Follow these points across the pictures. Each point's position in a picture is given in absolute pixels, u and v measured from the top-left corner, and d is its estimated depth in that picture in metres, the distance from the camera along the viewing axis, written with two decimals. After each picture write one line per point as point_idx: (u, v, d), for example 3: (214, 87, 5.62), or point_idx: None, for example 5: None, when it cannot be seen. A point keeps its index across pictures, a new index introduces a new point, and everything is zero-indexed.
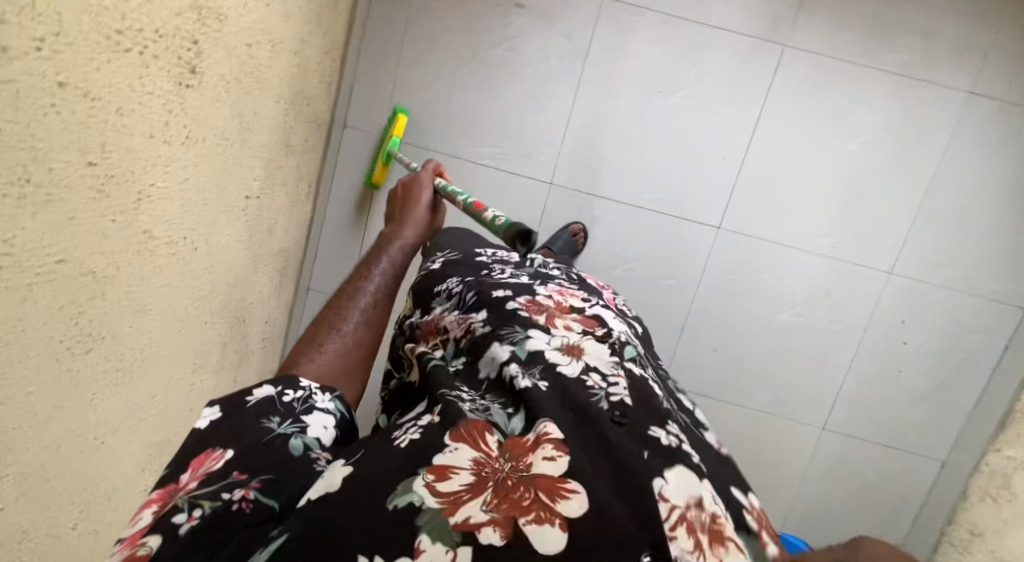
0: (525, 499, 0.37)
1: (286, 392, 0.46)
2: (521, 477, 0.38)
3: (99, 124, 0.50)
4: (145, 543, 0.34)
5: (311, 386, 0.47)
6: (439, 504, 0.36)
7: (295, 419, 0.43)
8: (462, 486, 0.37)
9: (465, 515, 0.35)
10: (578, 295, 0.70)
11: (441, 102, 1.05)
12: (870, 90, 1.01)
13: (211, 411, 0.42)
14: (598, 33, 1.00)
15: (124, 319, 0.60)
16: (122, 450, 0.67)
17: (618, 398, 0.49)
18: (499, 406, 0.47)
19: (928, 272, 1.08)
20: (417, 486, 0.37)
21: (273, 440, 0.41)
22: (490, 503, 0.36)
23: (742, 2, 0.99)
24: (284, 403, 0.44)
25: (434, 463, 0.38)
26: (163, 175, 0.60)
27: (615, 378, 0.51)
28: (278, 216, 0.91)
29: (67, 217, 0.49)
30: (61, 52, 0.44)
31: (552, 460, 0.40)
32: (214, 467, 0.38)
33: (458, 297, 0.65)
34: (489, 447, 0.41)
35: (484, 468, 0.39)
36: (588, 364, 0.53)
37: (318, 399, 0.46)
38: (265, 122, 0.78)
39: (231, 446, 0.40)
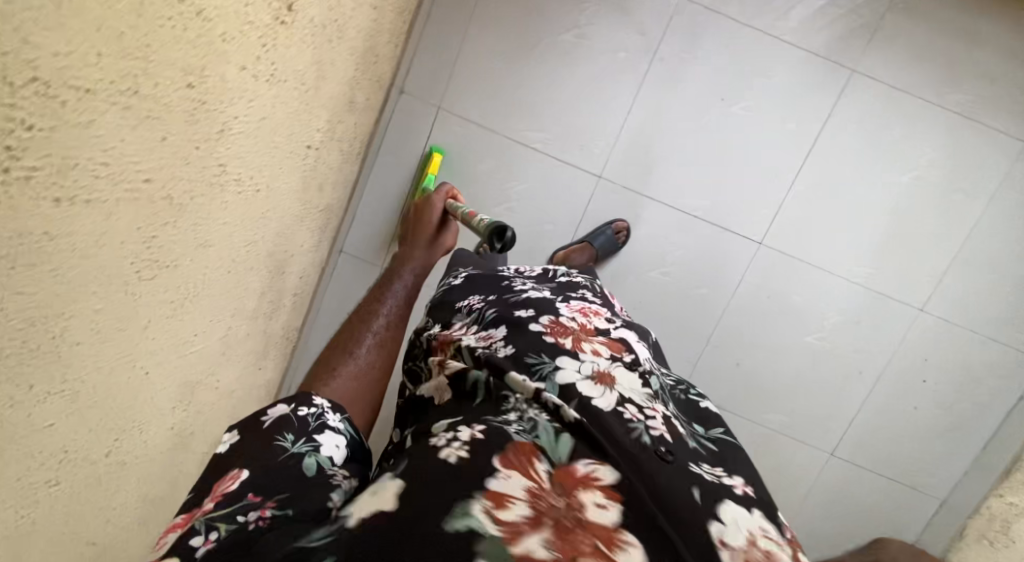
0: (586, 543, 0.39)
1: (300, 409, 0.50)
2: (576, 518, 0.41)
3: (206, 42, 0.48)
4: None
5: (324, 405, 0.52)
6: (500, 532, 0.37)
7: (308, 437, 0.47)
8: (522, 517, 0.39)
9: (527, 548, 0.37)
10: (597, 316, 0.74)
11: (501, 81, 1.04)
12: (929, 124, 1.02)
13: (230, 436, 0.47)
14: (668, 34, 1.00)
15: (187, 251, 0.59)
16: (160, 385, 0.66)
17: (656, 432, 0.54)
18: (544, 429, 0.50)
19: (957, 313, 1.09)
20: (478, 511, 0.38)
21: (288, 459, 0.44)
22: (552, 541, 0.38)
23: (815, 21, 0.99)
24: (300, 420, 0.48)
25: (491, 490, 0.40)
26: (246, 109, 0.59)
27: (651, 412, 0.56)
28: (330, 173, 0.90)
29: (161, 136, 0.48)
30: None
31: (605, 508, 0.43)
32: (230, 487, 0.42)
33: (478, 313, 0.69)
34: (541, 481, 0.43)
35: (541, 502, 0.41)
36: (622, 395, 0.57)
37: (329, 418, 0.51)
38: (338, 74, 0.77)
39: (248, 467, 0.43)
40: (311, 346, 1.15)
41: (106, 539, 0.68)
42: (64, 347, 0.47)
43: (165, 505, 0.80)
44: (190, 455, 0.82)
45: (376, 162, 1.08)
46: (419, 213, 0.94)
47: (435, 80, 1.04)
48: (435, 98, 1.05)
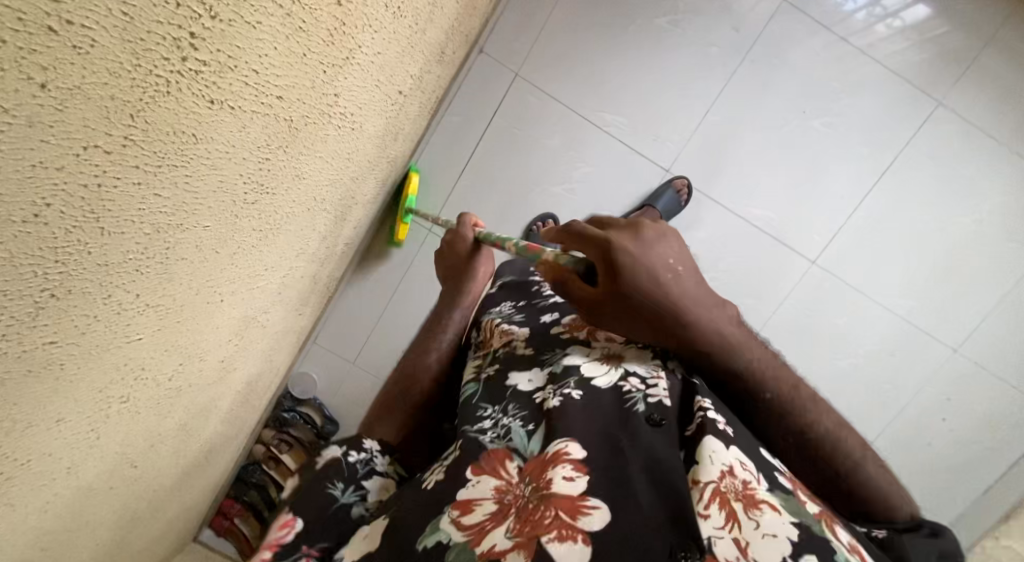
0: (545, 517, 0.37)
1: (350, 452, 0.47)
2: (541, 496, 0.39)
3: None
4: None
5: (373, 448, 0.48)
6: (464, 537, 0.38)
7: (358, 485, 0.45)
8: (487, 516, 0.39)
9: (490, 543, 0.37)
10: None
11: (587, 57, 1.01)
12: (1000, 168, 1.01)
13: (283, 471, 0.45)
14: (765, 35, 0.99)
15: (286, 180, 0.56)
16: (226, 317, 0.63)
17: (657, 398, 0.46)
18: (519, 424, 0.47)
19: (988, 360, 1.08)
20: (445, 522, 0.39)
21: (338, 510, 0.43)
22: (513, 529, 0.37)
23: (911, 46, 0.98)
24: (349, 467, 0.45)
25: (459, 499, 0.40)
26: (370, 40, 0.56)
27: (655, 379, 0.48)
28: (406, 124, 0.87)
29: (303, 53, 0.45)
30: None
31: (571, 479, 0.39)
32: (285, 537, 0.40)
33: (508, 314, 0.69)
34: (509, 475, 0.42)
35: (507, 496, 0.40)
36: (627, 369, 0.50)
37: (378, 463, 0.48)
38: (443, 20, 0.74)
39: (301, 514, 0.41)
40: (348, 295, 1.16)
41: (145, 465, 0.65)
42: (172, 259, 0.44)
43: (196, 438, 0.78)
44: (226, 391, 0.80)
45: (444, 121, 1.04)
46: (449, 245, 0.87)
47: (518, 44, 1.01)
48: (515, 63, 1.01)
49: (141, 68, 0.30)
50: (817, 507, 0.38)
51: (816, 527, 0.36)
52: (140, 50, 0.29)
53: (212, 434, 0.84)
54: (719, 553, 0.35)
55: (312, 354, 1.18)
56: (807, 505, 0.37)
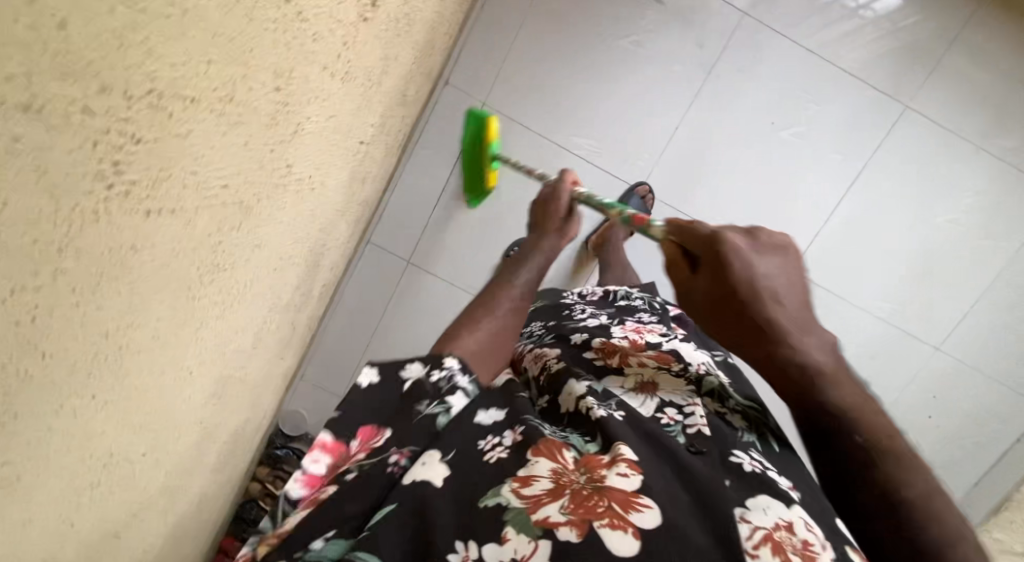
0: (599, 506, 0.43)
1: (433, 370, 0.51)
2: (596, 487, 0.45)
3: (296, 42, 0.45)
4: (325, 492, 0.45)
5: (455, 367, 0.52)
6: (523, 504, 0.44)
7: (441, 399, 0.50)
8: (544, 491, 0.45)
9: (545, 515, 0.43)
10: (655, 331, 0.83)
11: (554, 82, 1.01)
12: (975, 167, 1.00)
13: (371, 370, 0.51)
14: (730, 48, 0.98)
15: (244, 253, 0.56)
16: (198, 384, 0.64)
17: (694, 428, 0.57)
18: (578, 434, 0.54)
19: (972, 356, 1.08)
20: (505, 490, 0.45)
21: (422, 418, 0.48)
22: (567, 507, 0.43)
23: (876, 51, 0.97)
24: (433, 385, 0.50)
25: (519, 474, 0.46)
26: (319, 109, 0.56)
27: (691, 410, 0.60)
28: (374, 166, 0.87)
29: (244, 141, 0.45)
30: None
31: (626, 476, 0.46)
32: (376, 442, 0.48)
33: (541, 336, 0.85)
34: (565, 461, 0.47)
35: (562, 477, 0.46)
36: (663, 400, 0.63)
37: (459, 380, 0.51)
38: (399, 67, 0.74)
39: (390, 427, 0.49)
40: (330, 328, 1.15)
41: (128, 534, 0.66)
42: (125, 354, 0.44)
43: (182, 495, 0.78)
44: (210, 445, 0.80)
45: (413, 153, 1.05)
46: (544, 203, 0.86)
47: (483, 72, 1.00)
48: (483, 91, 1.01)
49: (62, 208, 0.30)
50: None
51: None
52: (59, 194, 0.29)
53: (201, 489, 0.84)
54: None
55: (302, 389, 1.20)
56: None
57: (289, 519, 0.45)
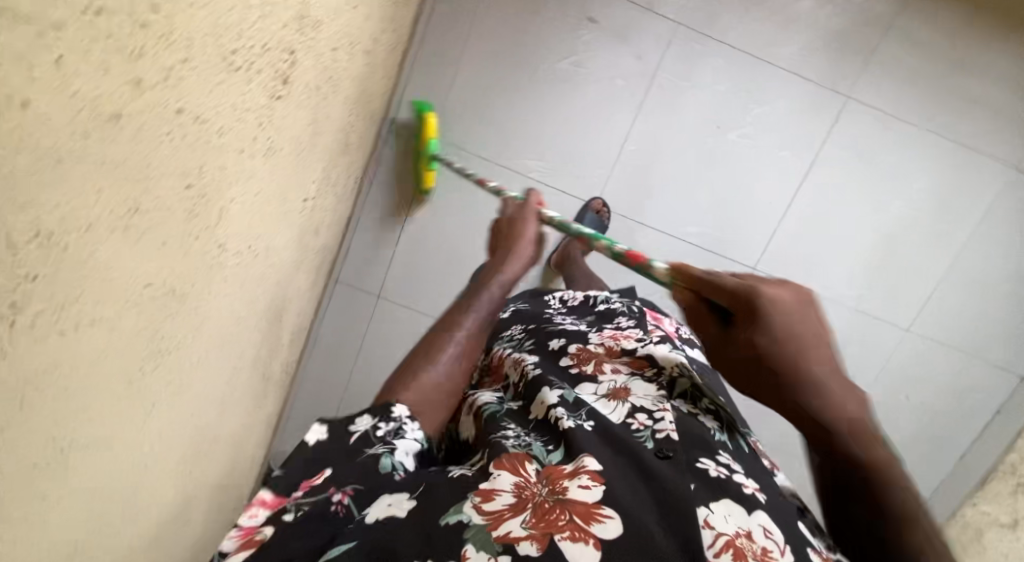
0: (560, 519, 0.44)
1: (379, 424, 0.53)
2: (557, 501, 0.46)
3: (201, 143, 0.47)
4: (262, 532, 0.43)
5: (403, 416, 0.55)
6: (484, 520, 0.44)
7: (387, 441, 0.52)
8: (505, 506, 0.45)
9: (506, 530, 0.43)
10: (632, 337, 0.82)
11: (499, 109, 1.02)
12: (923, 151, 1.01)
13: (319, 430, 0.51)
14: (668, 58, 0.99)
15: (186, 333, 0.58)
16: (166, 455, 0.66)
17: (663, 433, 0.58)
18: (541, 443, 0.57)
19: (945, 334, 1.08)
20: (467, 506, 0.45)
21: (365, 460, 0.49)
22: (529, 521, 0.44)
23: (812, 48, 0.98)
24: (379, 436, 0.52)
25: (481, 489, 0.47)
26: (243, 188, 0.58)
27: (660, 415, 0.61)
28: (326, 214, 0.89)
29: (161, 240, 0.47)
30: (184, 79, 0.41)
31: (587, 488, 0.47)
32: (316, 481, 0.47)
33: (520, 341, 0.85)
34: (527, 474, 0.49)
35: (524, 491, 0.47)
36: (634, 406, 0.64)
37: (408, 429, 0.54)
38: (332, 125, 0.76)
39: (330, 466, 0.49)
40: (310, 370, 1.16)
41: None
42: (71, 455, 0.46)
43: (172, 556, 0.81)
44: (196, 503, 0.83)
45: (366, 195, 1.05)
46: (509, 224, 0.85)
47: (428, 108, 1.01)
48: (431, 126, 1.02)
49: None
50: None
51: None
52: None
53: (193, 543, 0.87)
54: None
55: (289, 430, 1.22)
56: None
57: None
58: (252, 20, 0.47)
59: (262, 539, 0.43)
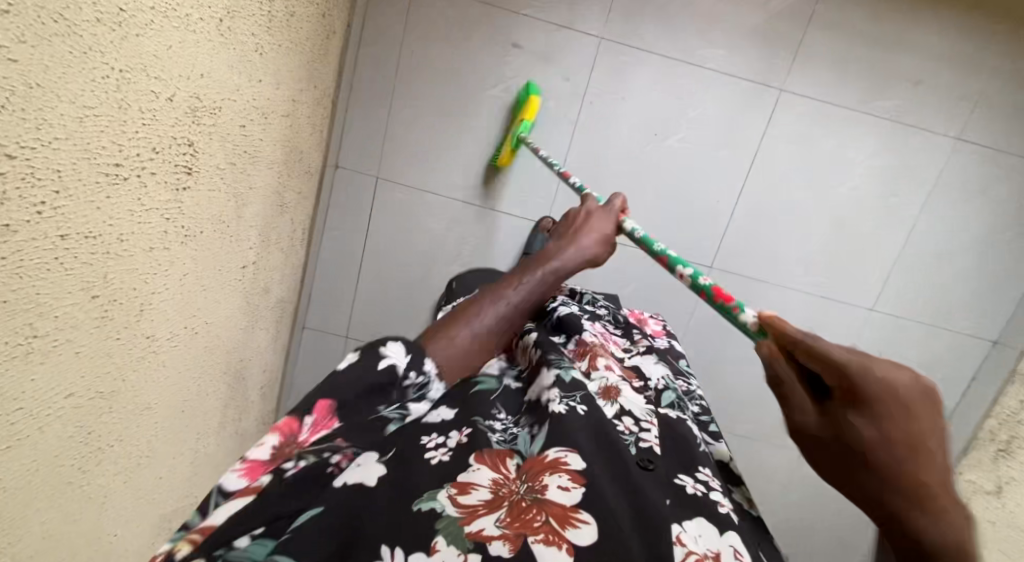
0: (535, 520, 0.43)
1: (410, 373, 0.50)
2: (534, 500, 0.45)
3: (101, 254, 0.49)
4: (261, 480, 0.41)
5: (432, 375, 0.52)
6: (457, 513, 0.42)
7: (402, 404, 0.50)
8: (480, 501, 0.44)
9: (479, 527, 0.42)
10: (617, 344, 0.78)
11: (435, 141, 1.03)
12: (863, 133, 1.01)
13: (349, 353, 0.48)
14: (596, 74, 1.00)
15: (128, 422, 0.60)
16: (137, 535, 0.68)
17: (647, 445, 0.56)
18: (525, 431, 0.53)
19: (909, 309, 1.08)
20: (441, 496, 0.43)
21: (376, 421, 0.48)
22: (503, 520, 0.43)
23: (737, 47, 0.99)
24: (403, 387, 0.50)
25: (458, 480, 0.45)
26: (163, 279, 0.60)
27: (646, 425, 0.59)
28: (273, 271, 0.91)
29: (75, 351, 0.49)
30: (62, 207, 0.43)
31: (566, 489, 0.46)
32: (325, 431, 0.45)
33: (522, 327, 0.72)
34: (507, 471, 0.47)
35: (502, 489, 0.45)
36: (622, 408, 0.60)
37: (431, 389, 0.52)
38: (260, 192, 0.77)
39: (343, 418, 0.46)
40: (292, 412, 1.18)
41: None
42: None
43: None
44: None
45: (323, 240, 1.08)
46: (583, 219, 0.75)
47: (369, 150, 1.03)
48: (374, 166, 1.04)
49: None
50: None
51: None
52: None
53: None
54: None
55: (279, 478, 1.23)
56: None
57: (212, 512, 0.39)
58: (133, 132, 0.48)
59: (259, 489, 0.41)
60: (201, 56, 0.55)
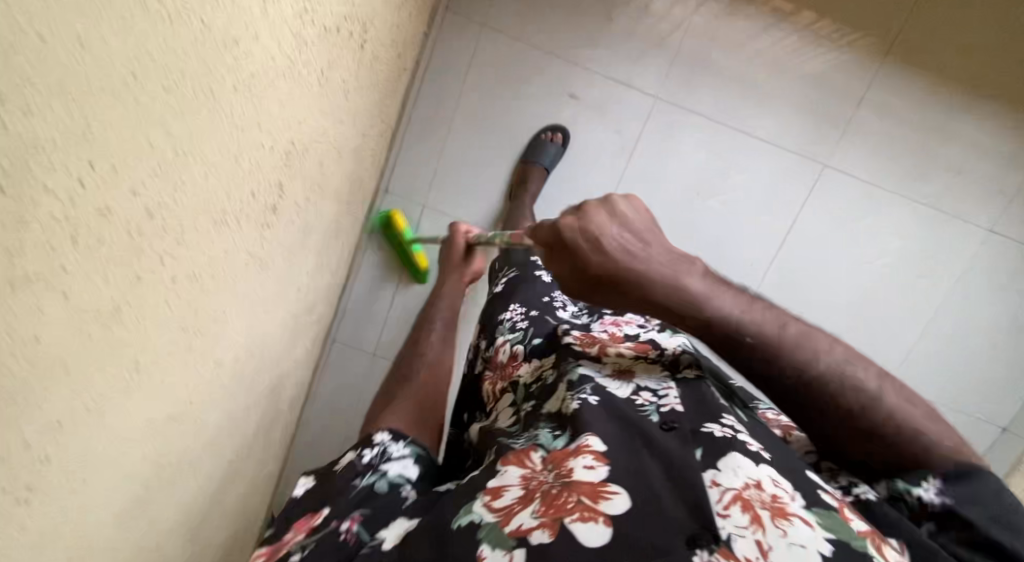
0: (569, 501, 0.42)
1: (364, 452, 0.53)
2: (565, 484, 0.44)
3: (197, 290, 0.51)
4: None
5: (385, 439, 0.55)
6: (495, 517, 0.42)
7: (376, 468, 0.52)
8: (515, 499, 0.44)
9: (517, 522, 0.42)
10: (634, 321, 0.72)
11: (484, 180, 1.06)
12: (900, 215, 1.04)
13: (307, 479, 0.52)
14: (647, 131, 1.04)
15: (187, 442, 0.63)
16: (173, 546, 0.70)
17: (669, 407, 0.53)
18: (548, 430, 0.52)
19: (926, 388, 1.10)
20: (477, 506, 0.44)
21: (359, 490, 0.49)
22: (539, 510, 0.42)
23: (786, 120, 1.03)
24: (364, 462, 0.52)
25: (490, 486, 0.45)
26: (237, 309, 0.63)
27: (666, 392, 0.56)
28: (320, 287, 0.94)
29: (162, 381, 0.52)
30: (178, 255, 0.46)
31: (592, 467, 0.45)
32: (315, 521, 0.47)
33: (523, 333, 0.73)
34: (534, 463, 0.47)
35: (532, 482, 0.45)
36: (638, 385, 0.58)
37: (393, 450, 0.54)
38: (324, 220, 0.81)
39: (327, 504, 0.48)
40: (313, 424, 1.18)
41: None
42: None
43: None
44: None
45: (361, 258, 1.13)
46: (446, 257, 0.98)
47: (417, 181, 1.06)
48: (420, 196, 1.07)
49: None
50: (863, 524, 0.41)
51: (856, 543, 0.39)
52: None
53: None
54: (739, 550, 0.39)
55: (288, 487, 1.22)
56: (851, 523, 0.40)
57: None
58: (242, 181, 0.52)
59: None
60: (305, 108, 0.59)
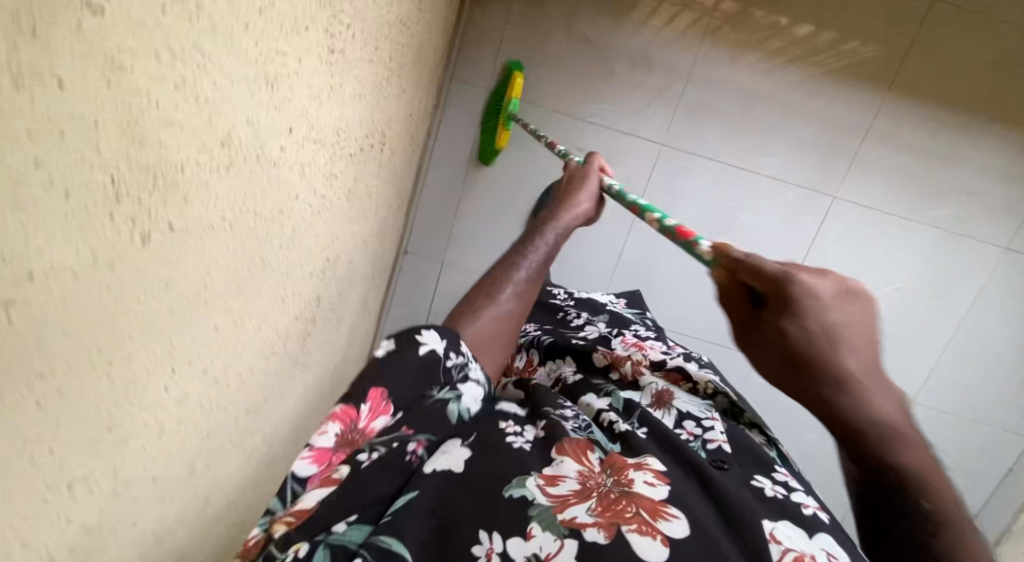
0: (627, 511, 0.39)
1: (450, 353, 0.46)
2: (624, 493, 0.41)
3: (256, 418, 0.55)
4: (339, 471, 0.38)
5: (470, 354, 0.48)
6: (549, 501, 0.39)
7: (454, 386, 0.45)
8: (570, 491, 0.40)
9: (572, 514, 0.38)
10: (658, 346, 0.73)
11: (499, 233, 1.14)
12: (913, 239, 1.06)
13: (388, 341, 0.44)
14: (654, 178, 1.08)
15: None
16: None
17: (715, 444, 0.52)
18: (601, 436, 0.50)
19: (951, 403, 1.12)
20: (530, 483, 0.40)
21: (433, 403, 0.43)
22: (594, 509, 0.39)
23: (793, 155, 1.05)
24: (447, 370, 0.45)
25: (546, 471, 0.42)
26: (288, 415, 0.66)
27: (710, 424, 0.55)
28: (352, 359, 0.98)
29: (235, 505, 0.55)
30: (241, 399, 0.49)
31: (653, 485, 0.42)
32: (386, 423, 0.41)
33: (537, 337, 0.75)
34: (591, 463, 0.43)
35: (589, 480, 0.42)
36: (680, 413, 0.57)
37: (472, 368, 0.47)
38: (352, 303, 0.84)
39: (401, 406, 0.42)
40: None
41: None
42: None
43: None
44: None
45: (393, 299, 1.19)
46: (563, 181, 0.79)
47: (436, 242, 1.15)
48: (439, 255, 1.16)
49: None
50: None
51: None
52: None
53: None
54: None
55: None
56: None
57: (301, 500, 0.36)
58: (288, 312, 0.55)
59: (338, 480, 0.37)
60: (336, 226, 0.62)
